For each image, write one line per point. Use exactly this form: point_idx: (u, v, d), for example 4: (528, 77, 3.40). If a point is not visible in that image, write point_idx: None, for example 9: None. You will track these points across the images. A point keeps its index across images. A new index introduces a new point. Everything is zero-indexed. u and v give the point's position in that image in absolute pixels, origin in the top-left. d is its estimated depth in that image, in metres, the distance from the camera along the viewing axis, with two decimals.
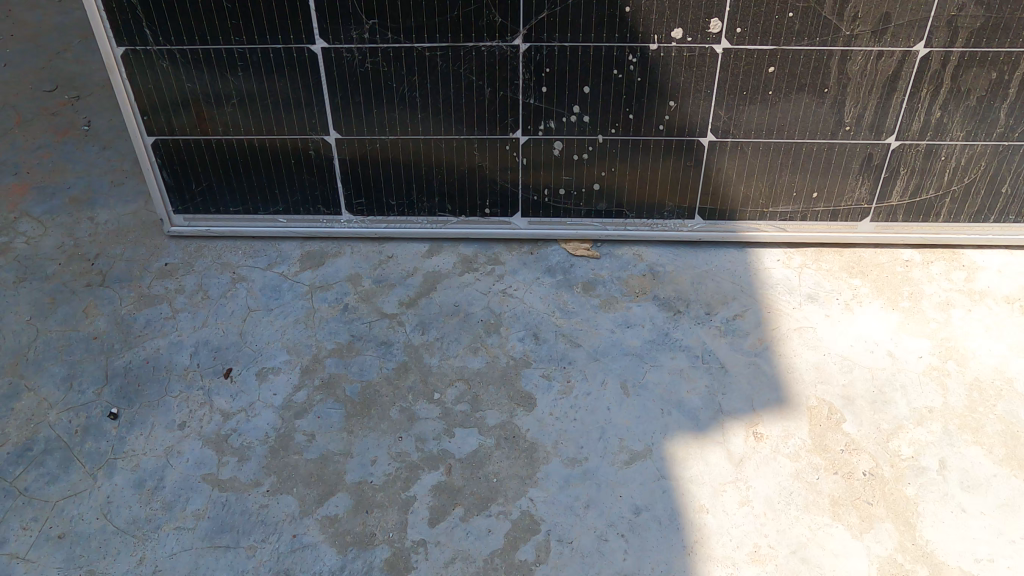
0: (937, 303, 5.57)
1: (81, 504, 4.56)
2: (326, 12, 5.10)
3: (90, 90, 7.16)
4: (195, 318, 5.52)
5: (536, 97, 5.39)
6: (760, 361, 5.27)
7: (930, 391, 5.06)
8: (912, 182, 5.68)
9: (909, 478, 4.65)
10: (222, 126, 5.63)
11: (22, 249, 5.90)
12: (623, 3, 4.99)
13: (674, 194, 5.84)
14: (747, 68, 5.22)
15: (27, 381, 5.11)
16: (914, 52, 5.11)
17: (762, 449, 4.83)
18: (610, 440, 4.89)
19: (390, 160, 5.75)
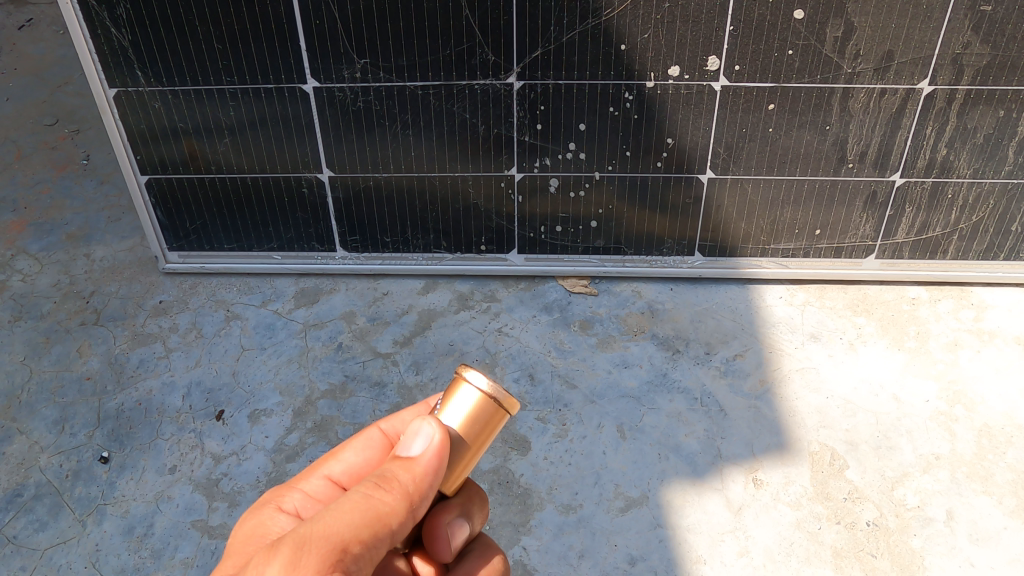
0: (944, 344, 5.43)
1: (70, 552, 4.49)
2: (317, 52, 5.03)
3: (90, 124, 7.35)
4: (188, 358, 5.48)
5: (531, 134, 5.31)
6: (761, 404, 5.13)
7: (937, 438, 4.91)
8: (919, 219, 5.59)
9: (915, 530, 4.48)
10: (215, 165, 5.61)
11: (19, 287, 5.94)
12: (619, 40, 4.88)
13: (674, 230, 5.77)
14: (746, 105, 5.11)
15: (20, 424, 5.09)
16: (918, 90, 4.97)
17: (762, 496, 4.67)
18: (606, 485, 4.76)
19: (384, 197, 5.70)
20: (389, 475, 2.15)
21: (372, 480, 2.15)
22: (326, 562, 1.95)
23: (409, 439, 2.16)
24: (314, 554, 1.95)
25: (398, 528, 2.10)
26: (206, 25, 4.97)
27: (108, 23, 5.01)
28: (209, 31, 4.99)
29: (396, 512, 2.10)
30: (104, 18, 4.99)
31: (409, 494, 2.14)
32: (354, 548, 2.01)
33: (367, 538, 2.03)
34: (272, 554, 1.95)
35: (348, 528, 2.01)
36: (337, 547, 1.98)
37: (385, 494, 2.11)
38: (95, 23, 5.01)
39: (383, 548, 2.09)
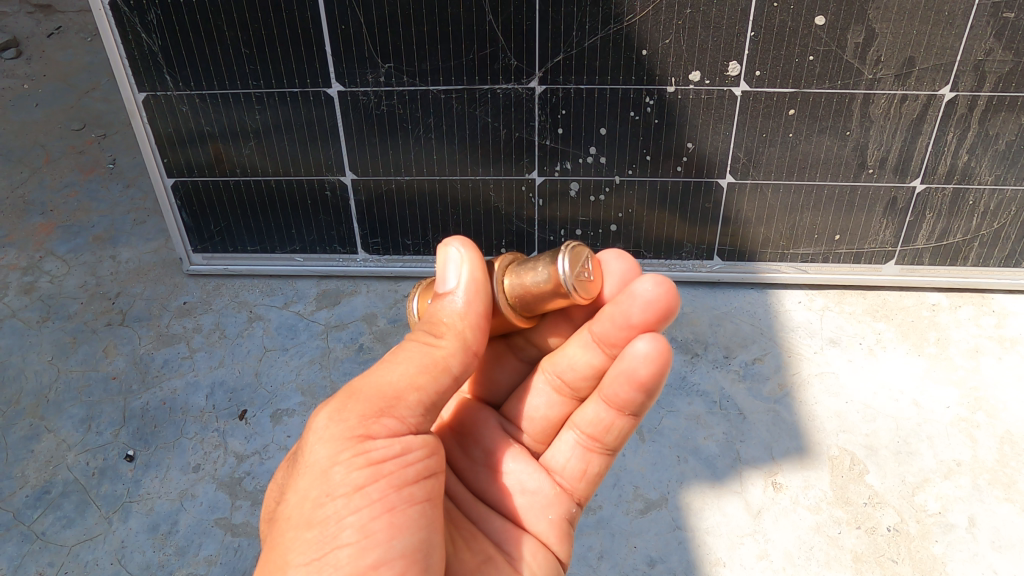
0: (965, 350, 5.44)
1: (97, 549, 4.56)
2: (342, 55, 5.10)
3: (116, 128, 7.49)
4: (211, 358, 5.55)
5: (552, 138, 5.36)
6: (780, 408, 5.13)
7: (958, 443, 4.90)
8: (939, 225, 5.61)
9: (936, 536, 4.48)
10: (240, 168, 5.71)
11: (47, 287, 6.06)
12: (640, 46, 4.93)
13: (692, 235, 5.80)
14: (766, 111, 5.14)
15: (47, 423, 5.18)
16: (939, 96, 4.99)
17: (781, 499, 4.68)
18: (625, 487, 4.78)
19: (405, 200, 5.77)
20: (438, 323, 2.76)
21: (425, 333, 2.75)
22: (377, 409, 2.51)
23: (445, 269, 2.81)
24: (365, 402, 2.51)
25: (453, 367, 2.70)
26: (235, 31, 5.07)
27: (139, 29, 5.12)
28: (237, 36, 5.08)
29: (448, 361, 2.69)
30: (136, 24, 5.10)
31: (458, 335, 2.74)
32: (410, 395, 2.57)
33: (424, 381, 2.61)
34: (328, 408, 2.51)
35: (403, 377, 2.58)
36: (390, 397, 2.54)
37: (434, 346, 2.70)
38: (127, 29, 5.12)
39: (436, 393, 2.65)
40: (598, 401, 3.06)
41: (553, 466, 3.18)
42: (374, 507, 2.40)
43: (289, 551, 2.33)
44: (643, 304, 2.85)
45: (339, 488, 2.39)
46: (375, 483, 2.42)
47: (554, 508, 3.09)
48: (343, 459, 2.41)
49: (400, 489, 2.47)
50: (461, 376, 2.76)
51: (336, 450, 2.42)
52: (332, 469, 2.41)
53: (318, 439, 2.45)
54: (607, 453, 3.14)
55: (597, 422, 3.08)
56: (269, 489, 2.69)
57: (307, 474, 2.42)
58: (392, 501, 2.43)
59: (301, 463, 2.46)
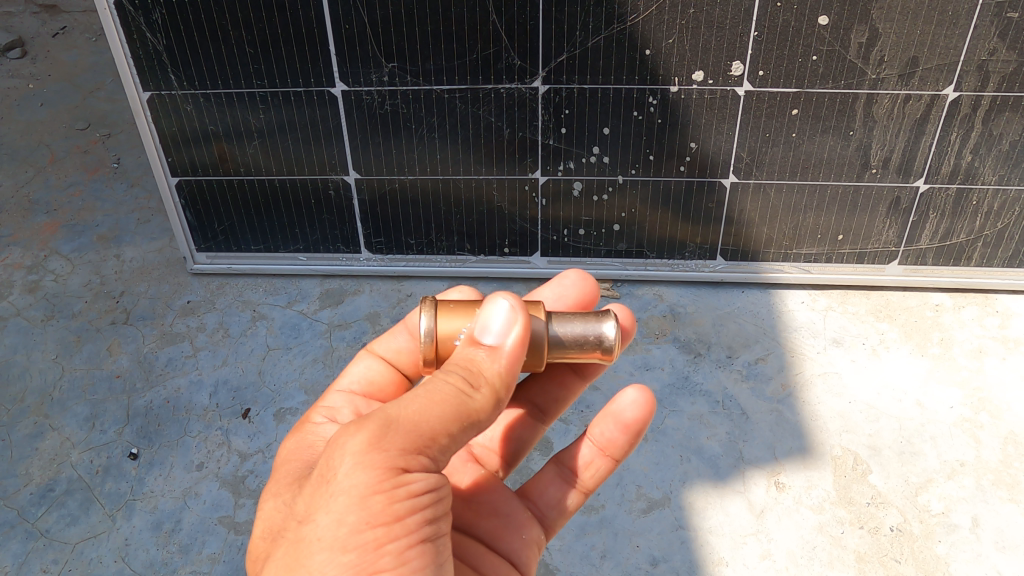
0: (968, 350, 5.43)
1: (100, 546, 4.57)
2: (345, 55, 5.11)
3: (120, 128, 7.51)
4: (215, 357, 5.56)
5: (555, 137, 5.37)
6: (783, 409, 5.13)
7: (961, 444, 4.90)
8: (943, 225, 5.60)
9: (940, 536, 4.48)
10: (244, 167, 5.72)
11: (51, 286, 6.08)
12: (644, 46, 4.93)
13: (695, 235, 5.81)
14: (769, 110, 5.14)
15: (52, 421, 5.19)
16: (943, 96, 4.98)
17: (784, 499, 4.68)
18: (628, 487, 4.77)
19: (409, 200, 5.78)
20: (475, 370, 2.39)
21: (463, 376, 2.37)
22: (417, 446, 2.21)
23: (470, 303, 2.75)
24: (406, 435, 2.21)
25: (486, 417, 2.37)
26: (239, 31, 5.08)
27: (143, 28, 5.13)
28: (241, 35, 5.10)
29: (483, 408, 2.35)
30: (140, 23, 5.11)
31: (493, 390, 2.39)
32: (445, 437, 2.26)
33: (460, 425, 2.29)
34: (363, 432, 2.20)
35: (441, 418, 2.25)
36: (428, 432, 2.23)
37: (472, 393, 2.34)
38: (131, 28, 5.13)
39: (468, 434, 2.35)
40: (584, 441, 3.18)
41: (528, 495, 3.13)
42: (410, 537, 2.18)
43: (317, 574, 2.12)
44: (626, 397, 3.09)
45: (377, 517, 2.13)
46: (413, 515, 2.18)
47: (527, 529, 2.98)
48: (382, 492, 2.14)
49: (431, 523, 2.24)
50: (491, 423, 2.41)
51: (375, 479, 2.14)
52: (370, 499, 2.13)
53: (355, 463, 2.16)
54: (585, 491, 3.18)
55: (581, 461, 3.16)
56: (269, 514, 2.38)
57: (340, 498, 2.15)
58: (425, 533, 2.22)
59: (333, 486, 2.17)
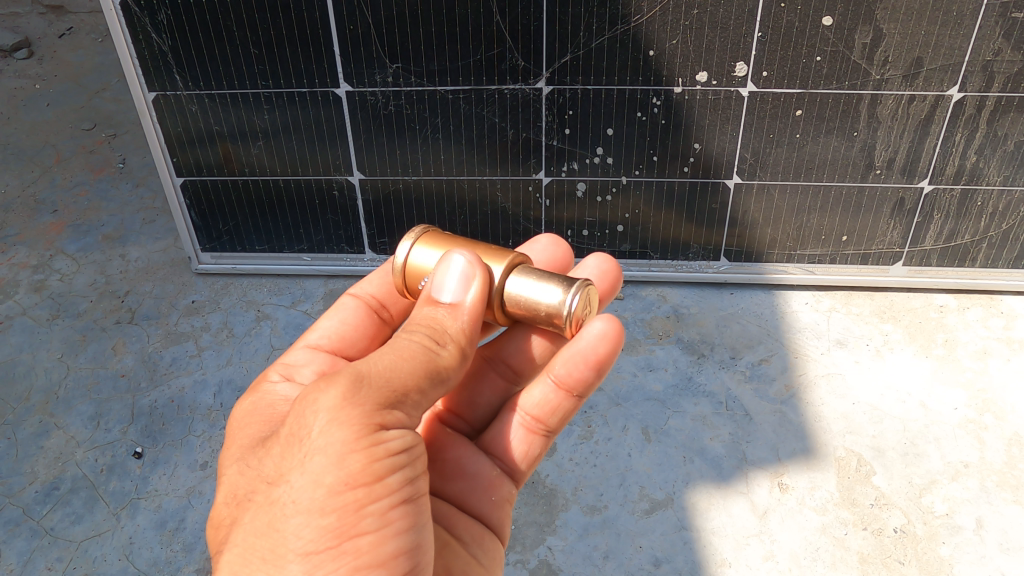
0: (973, 351, 5.42)
1: (105, 545, 4.59)
2: (350, 56, 5.13)
3: (126, 129, 7.55)
4: (219, 357, 5.58)
5: (559, 139, 5.37)
6: (786, 410, 5.12)
7: (965, 446, 4.89)
8: (947, 226, 5.59)
9: (944, 538, 4.47)
10: (249, 167, 5.74)
11: (57, 286, 6.10)
12: (647, 46, 4.93)
13: (699, 236, 5.81)
14: (773, 111, 5.14)
15: (57, 420, 5.21)
16: (947, 96, 4.97)
17: (787, 501, 4.67)
18: (631, 487, 4.77)
19: (413, 200, 5.79)
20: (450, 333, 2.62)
21: (429, 336, 2.54)
22: (386, 400, 2.31)
23: (444, 277, 2.72)
24: (376, 389, 2.30)
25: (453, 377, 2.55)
26: (244, 31, 5.10)
27: (149, 28, 5.15)
28: (246, 36, 5.11)
29: (450, 364, 2.54)
30: (146, 23, 5.13)
31: (460, 349, 2.61)
32: (416, 393, 2.40)
33: (427, 386, 2.43)
34: (338, 386, 2.26)
35: (410, 376, 2.38)
36: (398, 389, 2.35)
37: (438, 350, 2.52)
38: (137, 28, 5.15)
39: (438, 393, 2.50)
40: (545, 381, 3.01)
41: (494, 449, 3.09)
42: (393, 497, 2.26)
43: (293, 538, 2.19)
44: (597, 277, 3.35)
45: (357, 479, 2.20)
46: (395, 473, 2.26)
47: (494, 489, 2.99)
48: (362, 449, 2.21)
49: (412, 479, 2.32)
50: (456, 378, 2.60)
51: (353, 436, 2.20)
52: (347, 456, 2.19)
53: (330, 420, 2.22)
54: (547, 433, 3.09)
55: (545, 405, 3.02)
56: (242, 473, 2.41)
57: (315, 458, 2.21)
58: (407, 493, 2.30)
59: (308, 446, 2.23)
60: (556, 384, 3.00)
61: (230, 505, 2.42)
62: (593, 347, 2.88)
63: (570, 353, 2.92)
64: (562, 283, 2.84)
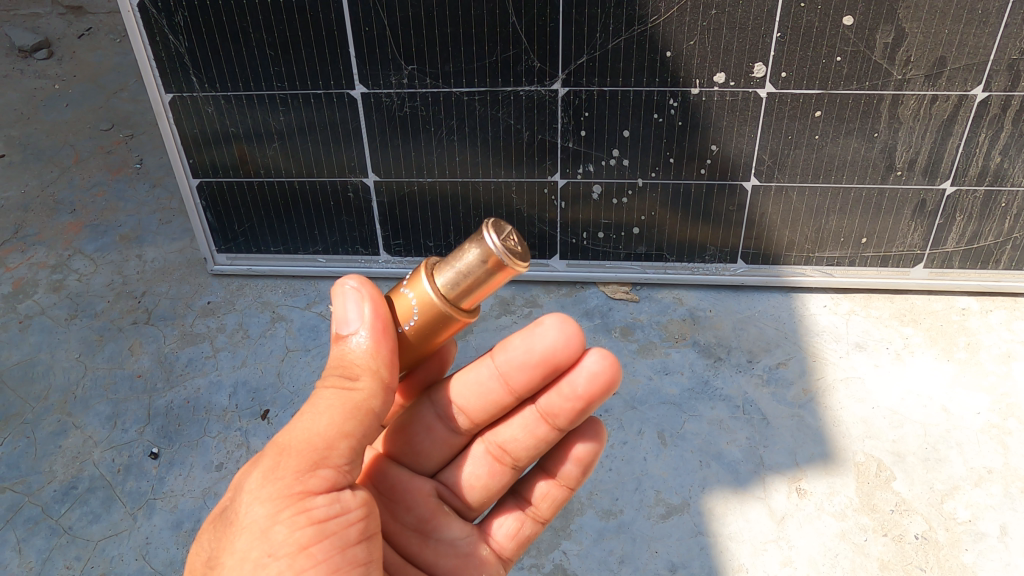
0: (995, 355, 5.33)
1: (122, 545, 4.61)
2: (365, 58, 5.12)
3: (143, 129, 7.59)
4: (235, 358, 5.59)
5: (574, 140, 5.34)
6: (804, 414, 5.06)
7: (989, 451, 4.81)
8: (970, 228, 5.50)
9: (967, 545, 4.40)
10: (264, 169, 5.75)
11: (75, 285, 6.14)
12: (665, 47, 4.88)
13: (715, 238, 5.75)
14: (792, 113, 5.08)
15: (74, 419, 5.24)
16: (971, 96, 4.89)
17: (805, 506, 4.61)
18: (647, 492, 4.73)
19: (428, 202, 5.77)
20: (349, 365, 2.68)
21: (340, 378, 2.68)
22: (310, 462, 2.51)
23: (340, 312, 2.74)
24: (296, 456, 2.51)
25: (375, 408, 2.68)
26: (260, 32, 5.10)
27: (166, 30, 5.16)
28: (262, 37, 5.11)
29: (369, 394, 2.67)
30: (163, 25, 5.14)
31: (373, 375, 2.68)
32: (340, 444, 2.57)
33: (352, 429, 2.61)
34: (261, 467, 2.51)
35: (329, 427, 2.57)
36: (319, 446, 2.54)
37: (352, 387, 2.66)
38: (154, 30, 5.16)
39: (366, 427, 2.66)
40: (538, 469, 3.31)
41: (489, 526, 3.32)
42: (320, 567, 2.40)
43: None
44: (589, 374, 3.01)
45: (280, 548, 2.38)
46: (319, 542, 2.42)
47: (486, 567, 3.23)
48: (284, 518, 2.42)
49: (344, 548, 2.47)
50: (384, 405, 2.72)
51: (276, 508, 2.43)
52: (272, 528, 2.40)
53: (256, 499, 2.45)
54: (540, 522, 3.39)
55: (537, 492, 3.36)
56: (193, 555, 2.59)
57: (243, 535, 2.42)
58: (339, 561, 2.44)
59: (237, 525, 2.45)
60: (552, 477, 3.34)
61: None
62: (581, 448, 3.27)
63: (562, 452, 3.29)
64: (469, 240, 2.59)
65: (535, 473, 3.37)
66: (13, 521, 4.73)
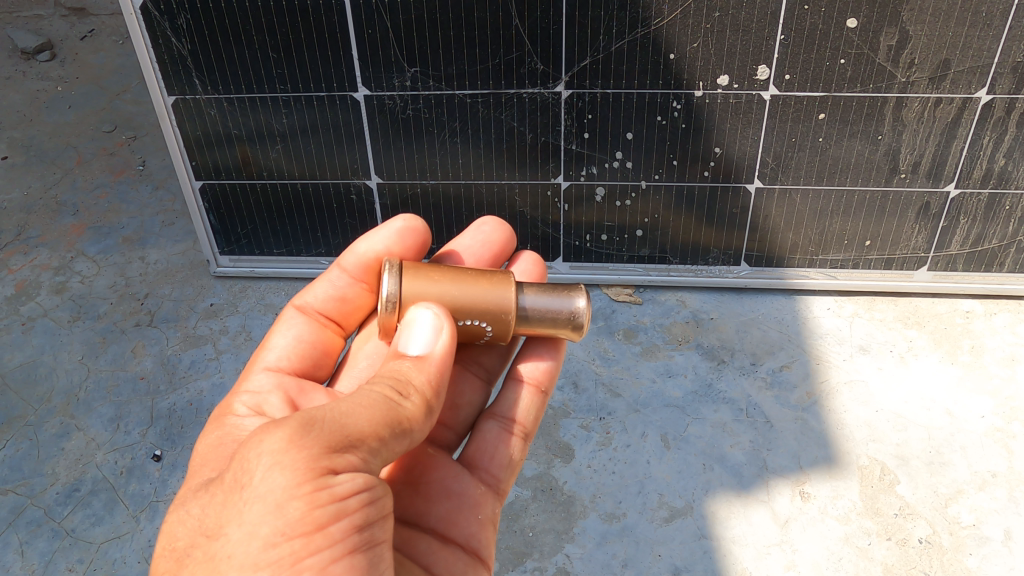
0: (1000, 358, 5.32)
1: (124, 547, 4.60)
2: (368, 60, 5.11)
3: (146, 131, 7.60)
4: (238, 360, 5.59)
5: (578, 143, 5.32)
6: (808, 417, 5.05)
7: (993, 455, 4.79)
8: (974, 231, 5.49)
9: (971, 549, 4.38)
10: (267, 171, 5.75)
11: (78, 287, 6.14)
12: (668, 50, 4.87)
13: (719, 240, 5.74)
14: (795, 115, 5.07)
15: (77, 421, 5.24)
16: (975, 98, 4.88)
17: (809, 509, 4.60)
18: (650, 495, 4.72)
19: (431, 204, 5.77)
20: (406, 383, 2.64)
21: (393, 387, 2.60)
22: (341, 444, 2.30)
23: (413, 336, 2.83)
24: (327, 433, 2.29)
25: (416, 427, 2.56)
26: (263, 35, 5.09)
27: (168, 32, 5.15)
28: (264, 39, 5.11)
29: (414, 414, 2.57)
30: (165, 28, 5.14)
31: (422, 400, 2.63)
32: (374, 441, 2.39)
33: (388, 434, 2.44)
34: (284, 430, 2.27)
35: (368, 424, 2.39)
36: (352, 434, 2.34)
37: (401, 400, 2.56)
38: (157, 32, 5.16)
39: (401, 444, 2.52)
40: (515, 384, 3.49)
41: (479, 461, 3.30)
42: (336, 549, 2.22)
43: None
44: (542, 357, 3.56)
45: (295, 527, 2.17)
46: (337, 523, 2.21)
47: (482, 510, 3.13)
48: (303, 494, 2.18)
49: (360, 529, 2.27)
50: (421, 430, 2.63)
51: (296, 480, 2.19)
52: (287, 503, 2.17)
53: (274, 464, 2.20)
54: (527, 437, 3.41)
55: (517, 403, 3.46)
56: (178, 520, 2.37)
57: (254, 506, 2.19)
58: (354, 542, 2.26)
59: (248, 492, 2.21)
60: (526, 383, 3.49)
61: (167, 559, 2.33)
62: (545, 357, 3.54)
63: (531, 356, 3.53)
64: None
65: (510, 386, 3.50)
66: (16, 523, 4.73)
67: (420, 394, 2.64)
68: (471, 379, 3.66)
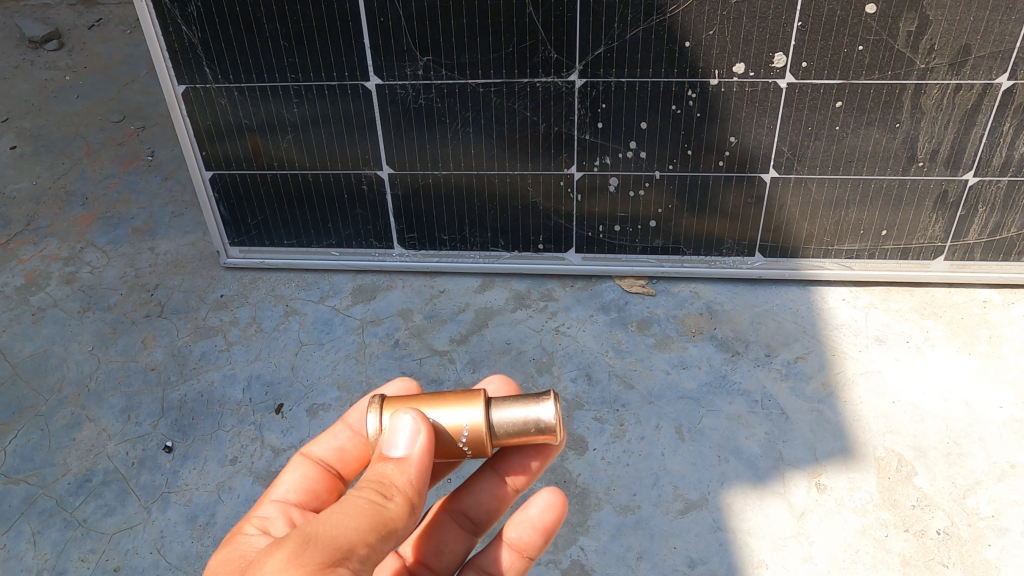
0: (1018, 348, 5.26)
1: (137, 538, 4.57)
2: (380, 49, 5.06)
3: (155, 121, 7.56)
4: (249, 352, 5.56)
5: (591, 132, 5.27)
6: (824, 409, 5.01)
7: (1013, 446, 4.73)
8: (992, 220, 5.42)
9: (990, 540, 4.33)
10: (278, 161, 5.70)
11: (87, 278, 6.12)
12: (683, 38, 4.81)
13: (733, 231, 5.69)
14: (812, 103, 5.00)
15: (88, 412, 5.22)
16: (995, 84, 4.81)
17: (825, 501, 4.55)
18: (665, 487, 4.68)
19: (443, 195, 5.72)
20: (387, 485, 2.45)
21: (374, 489, 2.42)
22: (331, 562, 2.19)
23: (393, 436, 2.60)
24: (315, 552, 2.18)
25: (400, 529, 2.40)
26: (274, 24, 5.04)
27: (179, 20, 5.11)
28: (275, 28, 5.06)
29: (398, 517, 2.39)
30: (176, 16, 5.10)
31: (406, 500, 2.45)
32: (360, 551, 2.27)
33: (375, 541, 2.30)
34: (277, 553, 2.16)
35: (354, 533, 2.27)
36: (338, 547, 2.22)
37: (385, 503, 2.39)
38: (167, 20, 5.12)
39: (387, 548, 2.36)
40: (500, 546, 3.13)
41: None
42: None
43: None
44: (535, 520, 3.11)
45: None
46: None
47: None
48: None
49: None
50: (406, 530, 2.46)
51: None
52: None
53: None
54: None
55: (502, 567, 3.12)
56: None
57: None
58: None
59: None
60: (512, 547, 3.12)
61: None
62: (544, 519, 3.10)
63: (518, 518, 3.11)
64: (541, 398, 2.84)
65: (497, 546, 3.13)
66: (28, 513, 4.71)
67: (404, 494, 2.46)
68: (459, 527, 3.21)
